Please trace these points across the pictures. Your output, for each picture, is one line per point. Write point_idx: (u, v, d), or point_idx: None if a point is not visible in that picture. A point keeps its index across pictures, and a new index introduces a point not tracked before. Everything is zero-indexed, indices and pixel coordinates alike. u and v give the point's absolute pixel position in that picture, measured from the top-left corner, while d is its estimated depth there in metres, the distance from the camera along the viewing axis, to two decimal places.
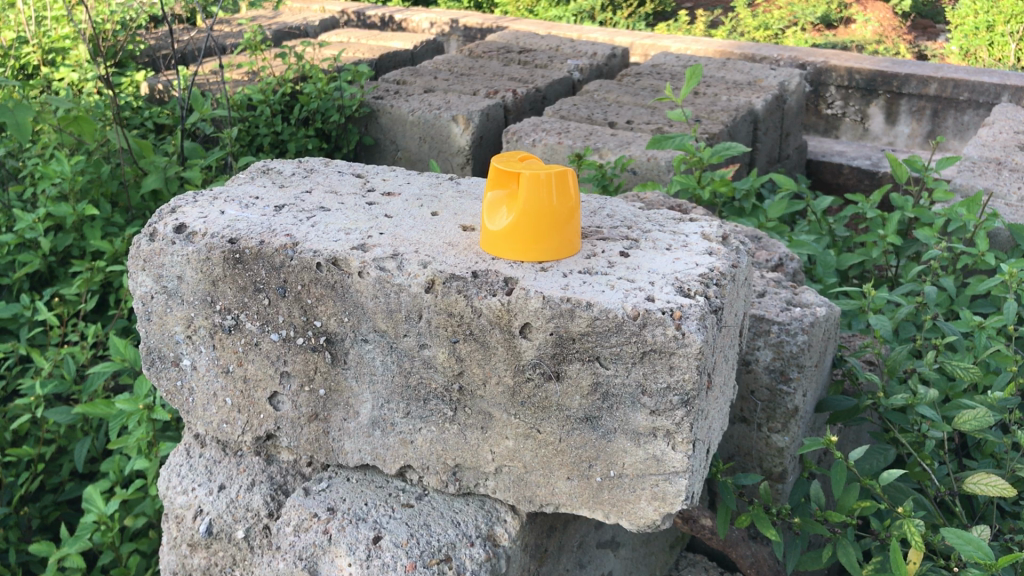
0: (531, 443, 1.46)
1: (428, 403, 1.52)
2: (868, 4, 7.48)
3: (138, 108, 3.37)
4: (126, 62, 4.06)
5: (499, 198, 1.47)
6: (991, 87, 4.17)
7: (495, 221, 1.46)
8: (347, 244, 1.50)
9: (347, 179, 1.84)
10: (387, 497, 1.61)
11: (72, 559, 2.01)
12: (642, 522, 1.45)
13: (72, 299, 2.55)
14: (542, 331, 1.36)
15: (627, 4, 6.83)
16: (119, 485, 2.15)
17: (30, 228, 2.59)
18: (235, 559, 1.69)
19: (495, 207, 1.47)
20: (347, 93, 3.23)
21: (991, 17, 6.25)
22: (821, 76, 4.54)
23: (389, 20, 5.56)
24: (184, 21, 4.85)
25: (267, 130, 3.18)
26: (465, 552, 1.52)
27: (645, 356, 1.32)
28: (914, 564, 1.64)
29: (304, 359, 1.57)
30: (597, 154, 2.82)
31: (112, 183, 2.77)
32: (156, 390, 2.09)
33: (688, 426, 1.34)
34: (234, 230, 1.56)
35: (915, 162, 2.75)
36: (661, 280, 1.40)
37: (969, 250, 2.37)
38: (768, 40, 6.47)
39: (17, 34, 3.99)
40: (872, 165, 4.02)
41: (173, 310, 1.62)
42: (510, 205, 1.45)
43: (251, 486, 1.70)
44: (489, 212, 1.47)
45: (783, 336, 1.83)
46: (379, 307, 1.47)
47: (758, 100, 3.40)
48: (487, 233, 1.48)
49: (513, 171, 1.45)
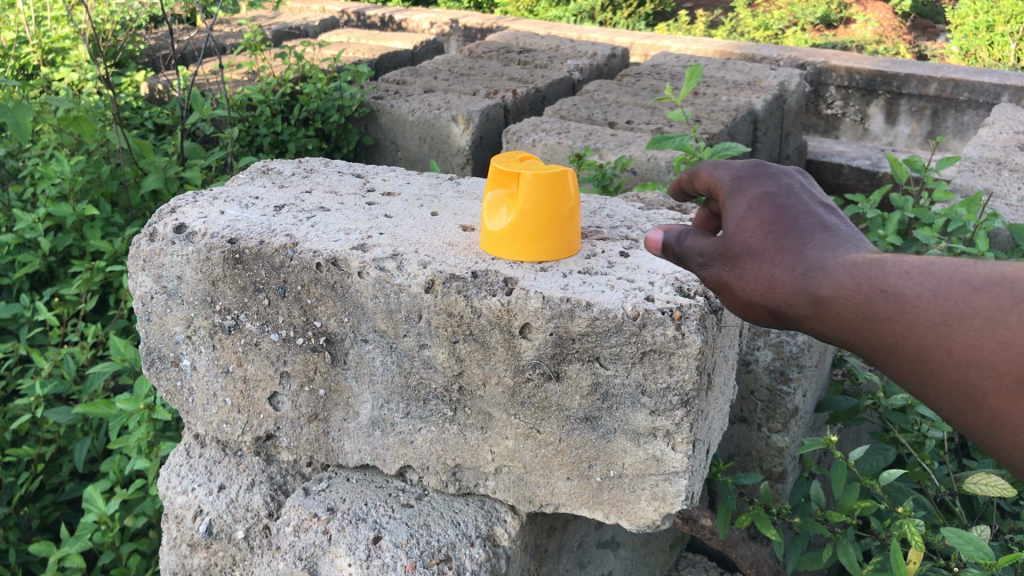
0: (531, 443, 1.46)
1: (428, 402, 1.52)
2: (868, 4, 7.48)
3: (137, 109, 3.37)
4: (126, 63, 4.06)
5: (499, 197, 1.46)
6: (991, 87, 4.17)
7: (495, 219, 1.46)
8: (347, 244, 1.50)
9: (347, 179, 1.84)
10: (387, 497, 1.61)
11: (72, 559, 2.01)
12: (642, 522, 1.45)
13: (72, 299, 2.55)
14: (542, 331, 1.36)
15: (627, 4, 6.83)
16: (119, 485, 2.14)
17: (30, 228, 2.59)
18: (235, 559, 1.69)
19: (496, 206, 1.46)
20: (346, 93, 3.23)
21: (991, 17, 6.25)
22: (820, 76, 4.54)
23: (389, 20, 5.57)
24: (184, 21, 4.85)
25: (267, 130, 3.20)
26: (465, 552, 1.52)
27: (645, 356, 1.33)
28: (914, 564, 1.63)
29: (303, 359, 1.57)
30: (597, 154, 2.82)
31: (112, 183, 2.77)
32: (156, 390, 2.09)
33: (688, 426, 1.34)
34: (234, 230, 1.56)
35: (915, 162, 2.74)
36: (661, 280, 1.40)
37: (969, 250, 2.37)
38: (768, 40, 6.47)
39: (17, 34, 4.00)
40: (872, 165, 4.02)
41: (172, 310, 1.62)
42: (510, 205, 1.45)
43: (251, 486, 1.70)
44: (489, 210, 1.47)
45: (782, 337, 1.87)
46: (379, 307, 1.47)
47: (758, 100, 3.39)
48: (488, 231, 1.48)
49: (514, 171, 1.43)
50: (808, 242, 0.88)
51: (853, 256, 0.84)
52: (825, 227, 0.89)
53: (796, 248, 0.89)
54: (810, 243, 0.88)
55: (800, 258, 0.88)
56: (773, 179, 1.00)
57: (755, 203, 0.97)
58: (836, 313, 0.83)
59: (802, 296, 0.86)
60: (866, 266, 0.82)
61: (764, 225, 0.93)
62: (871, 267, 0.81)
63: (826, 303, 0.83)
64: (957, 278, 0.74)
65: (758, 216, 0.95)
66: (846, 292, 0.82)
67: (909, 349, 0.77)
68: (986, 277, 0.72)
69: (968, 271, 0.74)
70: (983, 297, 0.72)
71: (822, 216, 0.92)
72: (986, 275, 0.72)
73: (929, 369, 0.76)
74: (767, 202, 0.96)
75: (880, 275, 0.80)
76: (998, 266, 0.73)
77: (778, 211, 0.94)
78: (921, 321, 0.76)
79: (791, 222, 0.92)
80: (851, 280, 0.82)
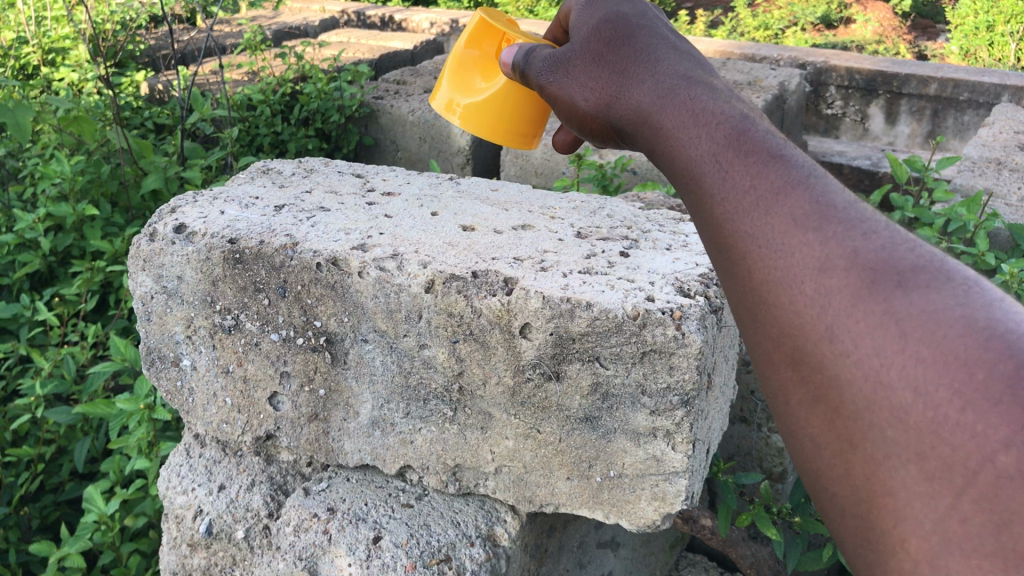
0: (532, 444, 1.46)
1: (428, 403, 1.52)
2: (868, 4, 7.48)
3: (138, 109, 3.38)
4: (126, 63, 4.06)
5: (472, 59, 1.44)
6: (991, 88, 4.17)
7: (464, 87, 1.45)
8: (347, 244, 1.51)
9: (347, 179, 1.84)
10: (387, 497, 1.61)
11: (72, 559, 2.00)
12: (642, 522, 1.45)
13: (72, 299, 2.55)
14: (542, 331, 1.37)
15: None
16: (120, 485, 2.15)
17: (30, 228, 2.59)
18: (235, 559, 1.68)
19: (467, 70, 1.45)
20: (347, 94, 3.23)
21: (991, 17, 6.25)
22: (820, 76, 4.54)
23: (389, 20, 5.58)
24: (184, 21, 4.84)
25: (267, 130, 3.20)
26: (465, 551, 1.53)
27: (645, 356, 1.33)
28: None
29: (303, 359, 1.57)
30: (597, 154, 2.83)
31: (112, 183, 2.77)
32: (156, 390, 2.09)
33: (688, 426, 1.34)
34: (234, 230, 1.56)
35: (915, 162, 2.74)
36: (661, 280, 1.40)
37: (969, 250, 2.36)
38: (768, 40, 6.46)
39: (17, 35, 4.00)
40: (872, 165, 4.02)
41: (173, 310, 1.62)
42: (485, 70, 1.43)
43: (251, 486, 1.70)
44: (456, 75, 1.46)
45: None
46: (379, 307, 1.47)
47: (757, 100, 3.39)
48: (451, 100, 1.47)
49: (500, 30, 1.40)
50: (634, 62, 0.90)
51: (667, 77, 0.85)
52: (667, 49, 0.90)
53: (624, 67, 0.91)
54: (637, 62, 0.90)
55: (623, 78, 0.91)
56: (641, 10, 1.00)
57: (607, 25, 0.99)
58: (637, 133, 0.87)
59: (618, 107, 0.90)
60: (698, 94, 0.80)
61: (609, 47, 0.96)
62: (672, 98, 0.82)
63: (630, 117, 0.88)
64: (731, 138, 0.72)
65: (606, 36, 0.98)
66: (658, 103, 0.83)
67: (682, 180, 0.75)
68: (766, 178, 0.68)
69: (754, 140, 0.71)
70: (751, 183, 0.68)
71: (671, 41, 0.93)
72: (767, 171, 0.68)
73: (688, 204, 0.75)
74: (618, 24, 0.98)
75: (668, 105, 0.81)
76: (778, 160, 0.69)
77: (620, 26, 0.97)
78: (680, 172, 0.75)
79: (630, 44, 0.93)
80: (648, 103, 0.84)
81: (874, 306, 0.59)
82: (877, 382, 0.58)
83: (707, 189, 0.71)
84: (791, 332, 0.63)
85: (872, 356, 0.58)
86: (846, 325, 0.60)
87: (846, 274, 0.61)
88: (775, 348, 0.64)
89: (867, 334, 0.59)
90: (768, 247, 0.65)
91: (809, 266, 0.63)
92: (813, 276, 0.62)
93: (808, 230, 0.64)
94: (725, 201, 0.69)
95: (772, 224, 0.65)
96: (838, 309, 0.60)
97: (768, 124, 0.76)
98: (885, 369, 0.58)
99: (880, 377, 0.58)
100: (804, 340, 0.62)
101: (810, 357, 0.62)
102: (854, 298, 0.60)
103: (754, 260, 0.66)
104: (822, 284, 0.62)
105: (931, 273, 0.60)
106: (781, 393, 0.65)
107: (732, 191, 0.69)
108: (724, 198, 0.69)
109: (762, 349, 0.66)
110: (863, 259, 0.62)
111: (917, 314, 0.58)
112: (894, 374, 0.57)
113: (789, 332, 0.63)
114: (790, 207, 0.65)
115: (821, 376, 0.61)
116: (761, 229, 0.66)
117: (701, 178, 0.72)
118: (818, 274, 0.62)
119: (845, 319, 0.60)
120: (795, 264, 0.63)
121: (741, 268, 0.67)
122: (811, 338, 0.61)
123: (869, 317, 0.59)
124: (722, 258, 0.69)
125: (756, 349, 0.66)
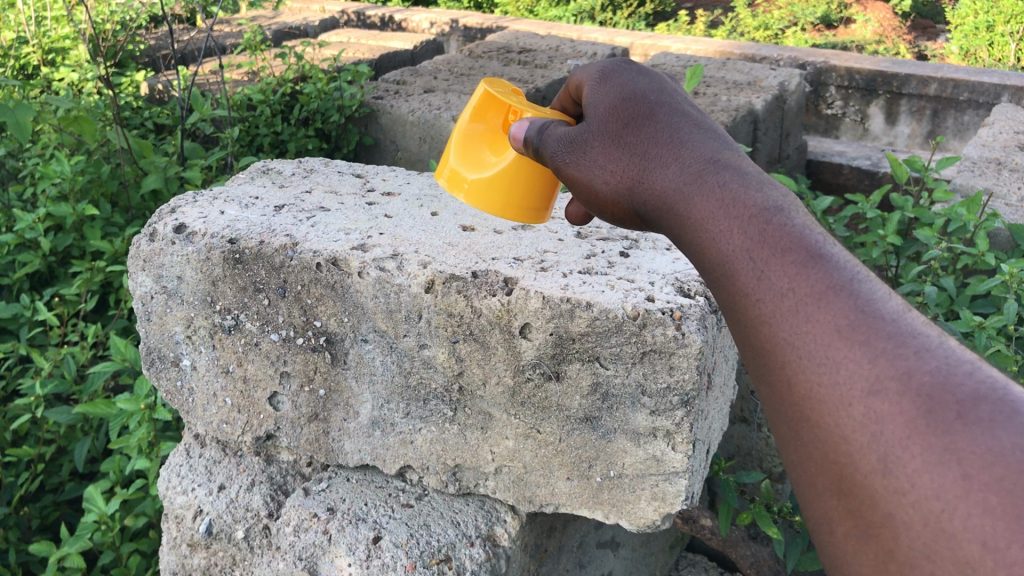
0: (532, 444, 1.46)
1: (428, 403, 1.52)
2: (868, 4, 7.50)
3: (137, 109, 3.37)
4: (126, 63, 4.06)
5: (478, 133, 1.34)
6: (991, 88, 4.17)
7: (472, 161, 1.35)
8: (347, 244, 1.51)
9: (347, 179, 1.84)
10: (387, 497, 1.61)
11: (72, 559, 2.00)
12: (642, 523, 1.44)
13: (72, 299, 2.55)
14: (541, 331, 1.37)
15: (627, 5, 6.82)
16: (120, 485, 2.15)
17: (30, 227, 2.59)
18: (235, 559, 1.68)
19: (473, 143, 1.34)
20: (346, 93, 3.22)
21: (991, 17, 6.24)
22: (820, 76, 4.54)
23: (389, 20, 5.56)
24: (183, 21, 4.84)
25: (267, 130, 3.21)
26: (465, 551, 1.53)
27: (645, 356, 1.32)
28: None
29: (303, 359, 1.57)
30: None
31: (112, 183, 2.77)
32: (157, 390, 2.09)
33: (688, 426, 1.34)
34: (234, 230, 1.56)
35: (915, 162, 2.73)
36: (661, 280, 1.40)
37: (969, 250, 2.36)
38: (769, 40, 6.46)
39: (17, 34, 4.00)
40: (872, 165, 4.02)
41: (172, 310, 1.62)
42: (494, 144, 1.33)
43: (251, 486, 1.70)
44: (462, 148, 1.35)
45: None
46: (379, 307, 1.47)
47: (757, 100, 3.39)
48: (455, 173, 1.36)
49: (506, 102, 1.30)
50: (658, 143, 0.90)
51: (694, 161, 0.86)
52: (690, 128, 0.91)
53: (645, 149, 0.92)
54: (661, 144, 0.90)
55: (645, 160, 0.91)
56: (659, 85, 1.00)
57: (626, 101, 0.99)
58: (663, 220, 0.87)
59: (641, 192, 0.91)
60: (728, 184, 0.80)
61: (629, 127, 0.96)
62: (700, 185, 0.83)
63: (655, 203, 0.88)
64: (768, 237, 0.74)
65: (624, 116, 0.98)
66: (686, 195, 0.84)
67: (721, 284, 0.76)
68: (807, 283, 0.70)
69: (791, 237, 0.73)
70: (791, 286, 0.71)
71: (695, 119, 0.93)
72: (807, 273, 0.71)
73: (726, 309, 0.76)
74: (637, 102, 0.98)
75: (696, 192, 0.82)
76: (819, 263, 0.71)
77: (637, 104, 0.98)
78: (714, 265, 0.77)
79: (651, 125, 0.94)
80: (675, 189, 0.85)
81: (933, 440, 0.61)
82: (938, 529, 0.60)
83: (743, 287, 0.74)
84: (840, 460, 0.65)
85: (933, 499, 0.60)
86: (901, 460, 0.62)
87: (898, 399, 0.63)
88: (820, 475, 0.67)
89: (924, 473, 0.61)
90: (814, 361, 0.68)
91: (859, 388, 0.65)
92: (863, 398, 0.64)
93: (855, 345, 0.66)
94: (763, 303, 0.72)
95: (814, 337, 0.68)
96: (892, 441, 0.62)
97: (808, 215, 0.78)
98: (946, 516, 0.59)
99: (942, 524, 0.60)
100: (854, 470, 0.65)
101: (861, 489, 0.64)
102: (910, 429, 0.62)
103: (798, 376, 0.69)
104: (873, 408, 0.64)
105: (995, 403, 0.61)
106: (827, 520, 0.68)
107: (772, 293, 0.72)
108: (763, 299, 0.72)
109: (805, 472, 0.69)
110: (916, 384, 0.63)
111: (981, 455, 0.59)
112: (957, 523, 0.59)
113: (836, 460, 0.66)
114: (834, 317, 0.68)
115: (874, 513, 0.64)
116: (803, 338, 0.69)
117: (736, 276, 0.75)
118: (868, 397, 0.64)
119: (899, 454, 0.62)
120: (843, 382, 0.66)
121: (783, 378, 0.70)
122: (862, 469, 0.64)
123: (926, 452, 0.61)
124: (761, 365, 0.72)
125: (802, 471, 0.69)
